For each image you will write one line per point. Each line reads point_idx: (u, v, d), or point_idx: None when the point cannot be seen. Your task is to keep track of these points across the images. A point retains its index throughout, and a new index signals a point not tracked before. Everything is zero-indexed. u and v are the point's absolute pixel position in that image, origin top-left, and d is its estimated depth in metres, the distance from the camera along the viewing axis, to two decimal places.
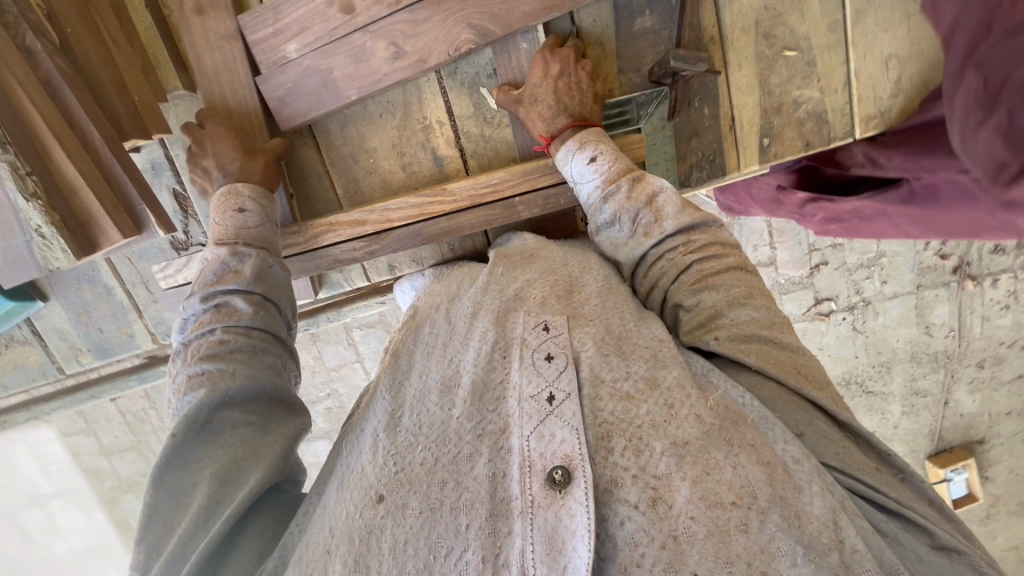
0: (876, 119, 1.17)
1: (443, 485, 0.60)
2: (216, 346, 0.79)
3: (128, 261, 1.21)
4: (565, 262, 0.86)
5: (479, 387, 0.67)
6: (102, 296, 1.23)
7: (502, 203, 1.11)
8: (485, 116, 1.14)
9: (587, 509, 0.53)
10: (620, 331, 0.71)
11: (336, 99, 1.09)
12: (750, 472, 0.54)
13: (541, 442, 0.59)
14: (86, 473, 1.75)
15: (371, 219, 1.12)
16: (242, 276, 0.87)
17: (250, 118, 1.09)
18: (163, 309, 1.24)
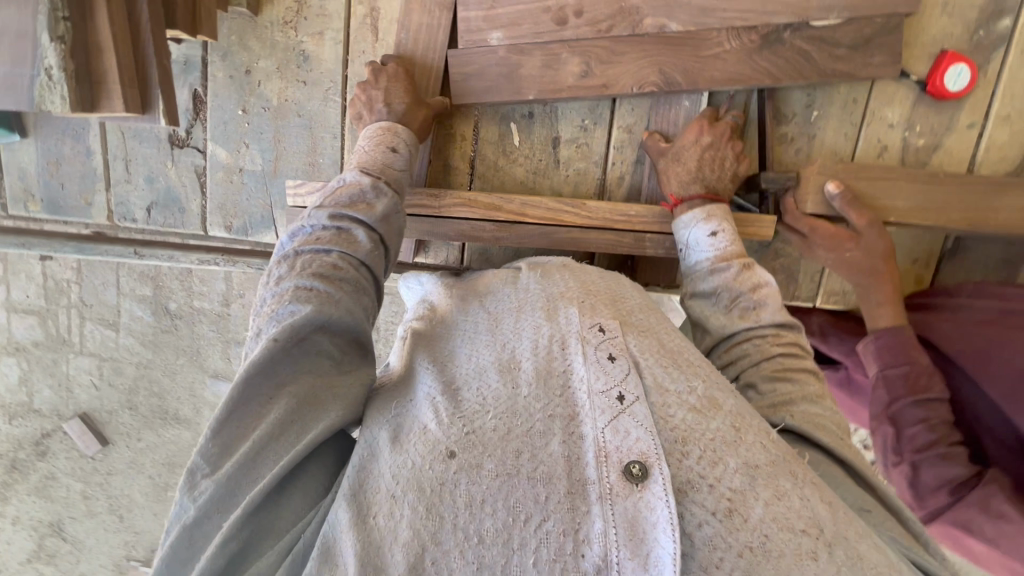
0: (837, 297, 1.27)
1: (518, 454, 0.62)
2: (329, 273, 0.78)
3: (120, 135, 1.21)
4: (603, 274, 0.87)
5: (542, 373, 0.68)
6: (79, 155, 1.21)
7: (631, 235, 1.09)
8: (505, 148, 1.20)
9: (668, 504, 0.57)
10: (673, 347, 0.74)
11: (512, 93, 1.11)
12: (817, 508, 0.60)
13: (618, 437, 0.62)
14: None
15: (508, 207, 1.08)
16: (368, 214, 0.87)
17: (428, 78, 1.12)
18: (132, 192, 1.23)
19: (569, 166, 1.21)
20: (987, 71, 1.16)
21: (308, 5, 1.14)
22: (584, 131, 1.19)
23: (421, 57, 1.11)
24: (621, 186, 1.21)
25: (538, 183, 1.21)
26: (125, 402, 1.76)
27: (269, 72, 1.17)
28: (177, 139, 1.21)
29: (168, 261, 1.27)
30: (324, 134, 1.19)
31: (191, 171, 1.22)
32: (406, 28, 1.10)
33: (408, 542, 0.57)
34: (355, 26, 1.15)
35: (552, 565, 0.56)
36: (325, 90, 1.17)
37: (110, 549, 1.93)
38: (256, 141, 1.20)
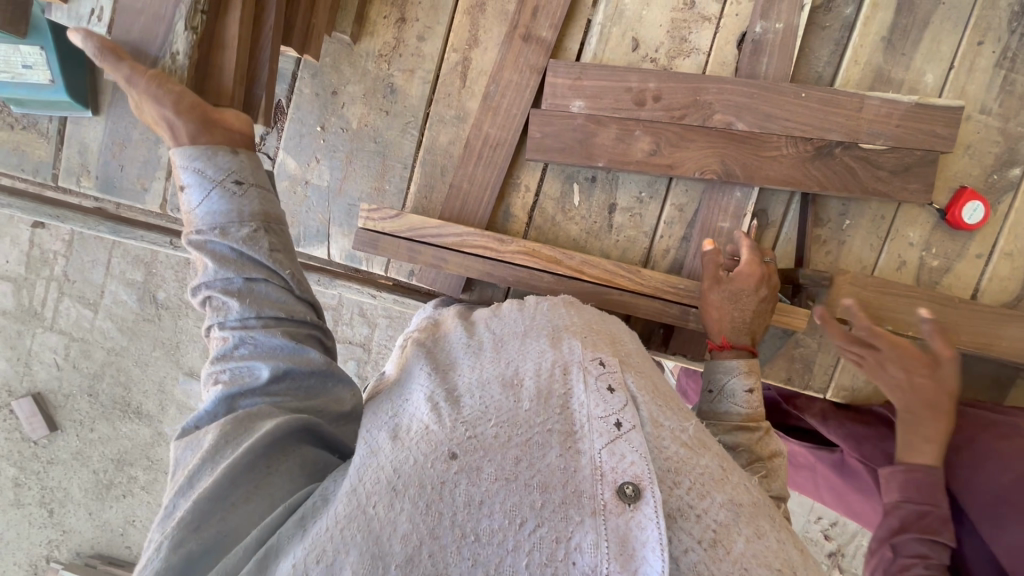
0: (845, 391, 1.34)
1: (517, 462, 0.61)
2: (220, 306, 0.78)
3: None
4: (602, 317, 0.86)
5: (543, 393, 0.67)
6: (147, 141, 1.22)
7: (679, 307, 1.16)
8: (564, 205, 1.27)
9: (658, 524, 0.58)
10: (666, 390, 0.75)
11: (584, 158, 1.19)
12: (789, 549, 0.62)
13: (613, 458, 0.62)
14: None
15: (567, 262, 1.15)
16: (235, 206, 0.79)
17: (508, 134, 1.19)
18: None
19: (621, 232, 1.28)
20: (996, 211, 1.30)
21: (405, 44, 1.21)
22: (640, 203, 1.27)
23: (505, 110, 1.18)
24: (666, 258, 1.28)
25: (588, 243, 1.27)
26: (87, 386, 1.98)
27: (354, 97, 1.22)
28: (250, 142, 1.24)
29: None
30: (395, 164, 1.24)
31: None
32: (497, 82, 1.17)
33: (406, 536, 0.56)
34: (445, 70, 1.21)
35: (543, 568, 0.55)
36: (405, 123, 1.23)
37: (34, 545, 2.13)
38: (328, 158, 1.24)
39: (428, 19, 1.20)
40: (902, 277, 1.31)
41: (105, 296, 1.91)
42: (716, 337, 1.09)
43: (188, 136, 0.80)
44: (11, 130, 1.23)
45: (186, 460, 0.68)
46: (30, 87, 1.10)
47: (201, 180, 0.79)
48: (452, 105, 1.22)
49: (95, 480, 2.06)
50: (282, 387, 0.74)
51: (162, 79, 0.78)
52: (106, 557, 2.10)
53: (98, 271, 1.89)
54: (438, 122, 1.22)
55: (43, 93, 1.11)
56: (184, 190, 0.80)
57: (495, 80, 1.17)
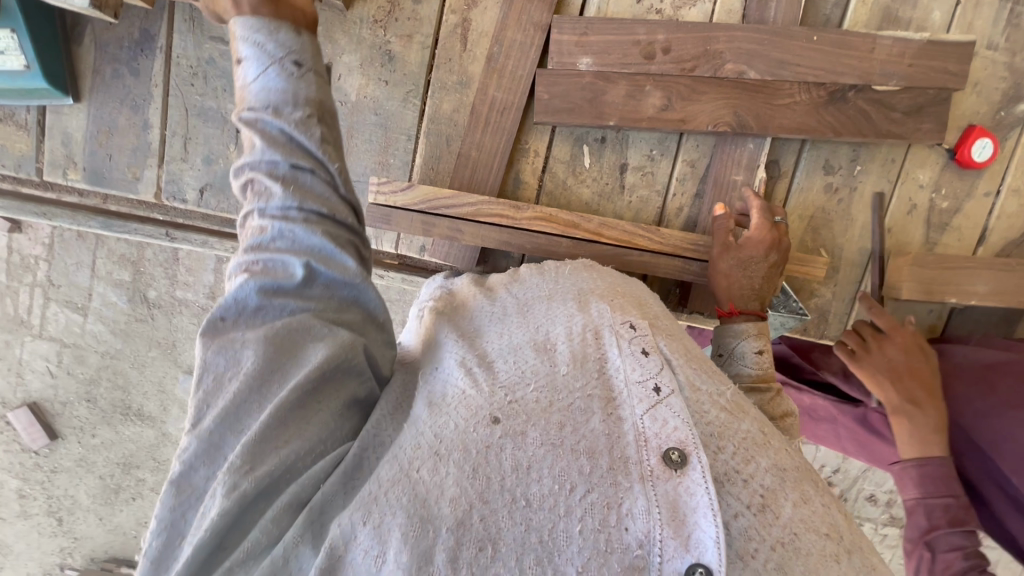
0: None
1: (561, 427, 0.58)
2: (261, 190, 0.69)
3: (183, 110, 1.15)
4: (626, 280, 0.83)
5: (578, 357, 0.64)
6: (135, 127, 1.15)
7: (700, 264, 1.15)
8: (575, 168, 1.24)
9: (708, 490, 0.54)
10: (700, 353, 0.70)
11: (593, 117, 1.16)
12: (833, 513, 0.58)
13: (656, 422, 0.58)
14: None
15: (586, 226, 1.13)
16: (292, 86, 0.70)
17: (513, 97, 1.15)
18: (187, 172, 1.17)
19: (633, 192, 1.26)
20: (1005, 148, 1.29)
21: (401, 7, 1.15)
22: (651, 161, 1.25)
23: (512, 71, 1.14)
24: (679, 217, 1.27)
25: (601, 206, 1.25)
26: (83, 393, 1.92)
27: (351, 67, 1.17)
28: None
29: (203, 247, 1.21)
30: (399, 136, 1.20)
31: None
32: (500, 44, 1.13)
33: (454, 499, 0.54)
34: (444, 33, 1.16)
35: (596, 535, 0.52)
36: (406, 92, 1.18)
37: (47, 553, 2.12)
38: None
39: None
40: (914, 221, 1.32)
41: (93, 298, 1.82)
42: (725, 305, 1.07)
43: (249, 4, 0.71)
44: None
45: (221, 367, 0.61)
46: (5, 74, 1.04)
47: (259, 53, 0.70)
48: (455, 70, 1.17)
49: (103, 485, 2.03)
50: (320, 293, 0.68)
51: None
52: (123, 560, 2.10)
53: (84, 274, 1.79)
54: (442, 88, 1.18)
55: (21, 80, 1.05)
56: (241, 62, 0.71)
57: (497, 41, 1.13)
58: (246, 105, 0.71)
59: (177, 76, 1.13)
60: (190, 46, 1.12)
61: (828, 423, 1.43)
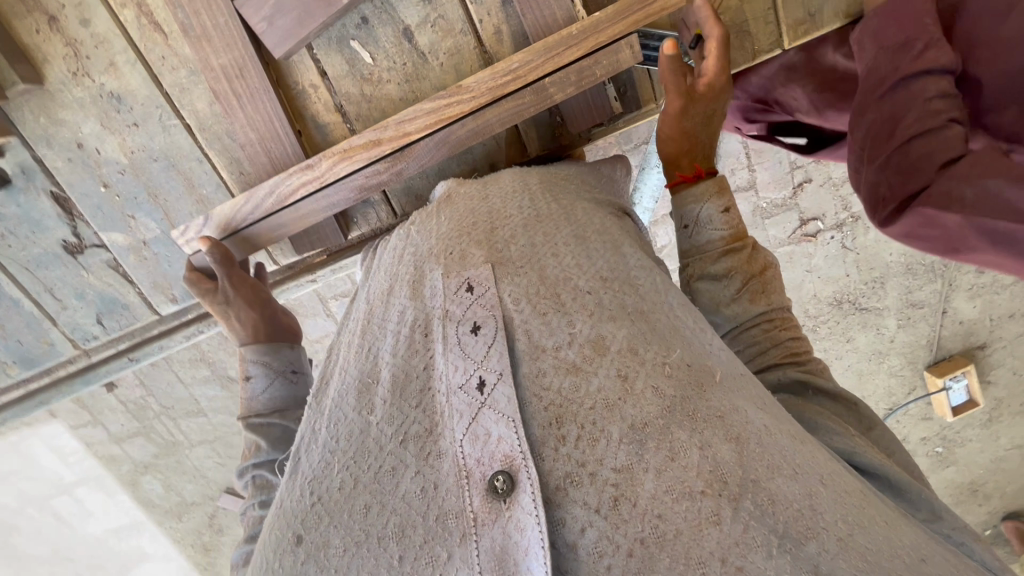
0: (806, 24, 1.03)
1: (367, 511, 0.54)
2: (262, 482, 0.87)
3: (28, 272, 1.17)
4: (484, 196, 0.73)
5: (398, 383, 0.59)
6: (11, 308, 1.20)
7: (529, 89, 0.93)
8: (362, 73, 1.04)
9: (538, 520, 0.48)
10: (554, 276, 0.61)
11: (322, 8, 0.94)
12: (718, 454, 0.49)
13: (477, 446, 0.52)
14: (102, 459, 1.90)
15: (387, 136, 0.97)
16: (292, 392, 0.95)
17: (239, 53, 0.98)
18: (78, 315, 1.22)
19: (438, 52, 1.03)
20: None
21: (79, 41, 1.00)
22: (429, 5, 1.00)
23: (215, 29, 0.97)
24: (503, 44, 1.02)
25: (416, 90, 1.04)
26: None
27: (97, 133, 1.06)
28: (73, 247, 1.15)
29: (161, 351, 1.30)
30: (190, 165, 1.09)
31: (107, 268, 1.18)
32: (181, 7, 0.96)
33: None
34: (137, 35, 1.00)
35: None
36: (158, 120, 1.05)
37: None
38: (137, 208, 1.12)
39: None
40: None
41: (201, 401, 1.82)
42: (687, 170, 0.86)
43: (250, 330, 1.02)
44: None
45: None
46: None
47: (266, 371, 0.95)
48: (177, 65, 1.02)
49: None
50: None
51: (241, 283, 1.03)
52: None
53: None
54: (182, 92, 1.03)
55: None
56: (248, 378, 0.95)
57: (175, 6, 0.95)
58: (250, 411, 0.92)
59: None
60: None
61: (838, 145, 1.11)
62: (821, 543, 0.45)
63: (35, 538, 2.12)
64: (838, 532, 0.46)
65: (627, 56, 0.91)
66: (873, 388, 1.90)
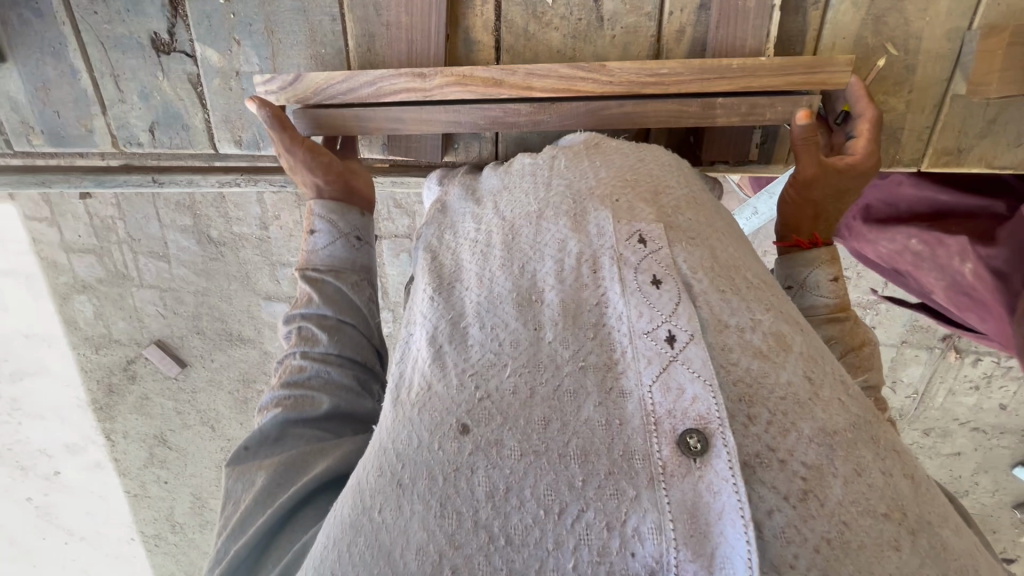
0: (950, 156, 1.06)
1: (546, 425, 0.47)
2: (308, 335, 0.79)
3: (101, 48, 1.07)
4: (642, 159, 0.66)
5: (571, 309, 0.52)
6: (65, 76, 1.09)
7: (699, 101, 0.90)
8: (535, 9, 0.99)
9: (736, 489, 0.43)
10: (726, 258, 0.57)
11: None
12: (898, 484, 0.46)
13: (669, 396, 0.46)
14: (43, 263, 1.72)
15: (511, 81, 0.91)
16: (350, 254, 0.85)
17: None
18: (132, 115, 1.12)
19: (617, 22, 0.99)
20: None
21: None
22: None
23: None
24: (680, 44, 0.99)
25: (577, 50, 1.00)
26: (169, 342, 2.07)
27: None
28: (161, 44, 1.06)
29: (190, 188, 1.24)
30: (321, 18, 1.01)
31: (185, 82, 1.09)
32: None
33: (422, 547, 0.46)
34: None
35: (595, 567, 0.43)
36: None
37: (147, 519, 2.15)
38: (247, 36, 1.04)
39: None
40: None
41: (169, 247, 1.69)
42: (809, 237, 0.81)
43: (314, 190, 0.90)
44: None
45: (238, 493, 0.69)
46: None
47: (332, 229, 0.85)
48: None
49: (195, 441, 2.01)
50: (339, 428, 0.74)
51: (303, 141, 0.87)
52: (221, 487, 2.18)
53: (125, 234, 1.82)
54: None
55: None
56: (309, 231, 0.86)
57: None
58: (307, 264, 0.84)
59: (76, 8, 1.04)
60: None
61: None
62: None
63: None
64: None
65: (801, 110, 0.89)
66: None
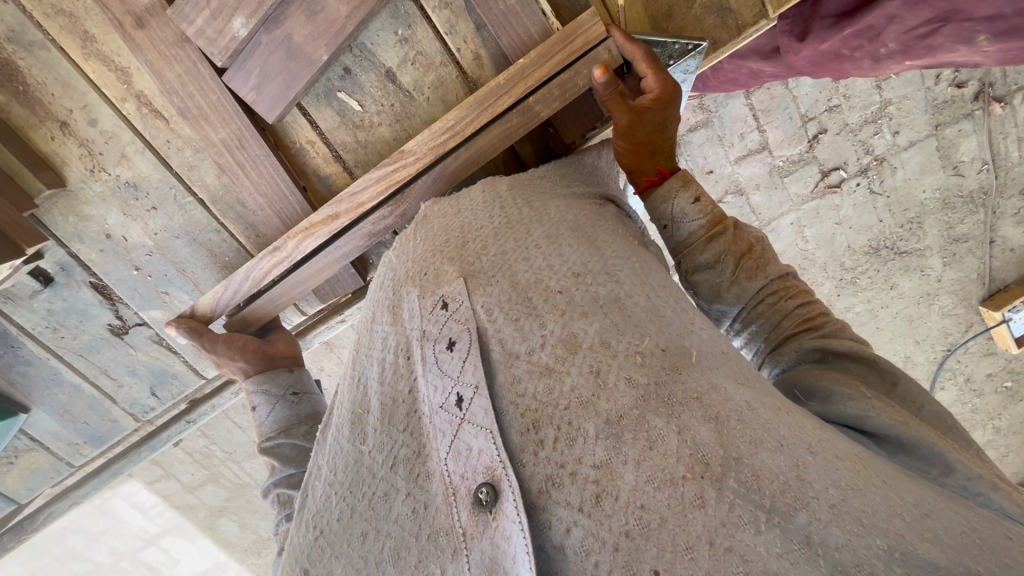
0: None
1: (364, 537, 0.54)
2: (285, 497, 0.93)
3: (82, 357, 1.25)
4: (456, 212, 0.67)
5: (387, 411, 0.57)
6: (73, 393, 1.28)
7: (517, 110, 0.93)
8: (352, 121, 1.05)
9: (522, 531, 0.46)
10: (526, 279, 0.57)
11: (306, 68, 0.97)
12: (696, 435, 0.46)
13: (460, 462, 0.50)
14: (180, 509, 1.99)
15: (343, 210, 1.02)
16: (292, 412, 1.01)
17: (236, 131, 1.02)
18: (134, 391, 1.30)
19: (422, 86, 1.03)
20: None
21: (91, 140, 1.06)
22: (406, 42, 1.00)
23: (209, 106, 1.01)
24: (484, 67, 1.01)
25: (407, 128, 1.05)
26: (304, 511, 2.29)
27: (122, 221, 1.12)
28: (119, 329, 1.23)
29: (217, 408, 1.45)
30: (209, 236, 1.14)
31: (152, 343, 1.25)
32: (175, 92, 1.00)
33: None
34: (140, 124, 1.05)
35: None
36: (173, 199, 1.11)
37: None
38: (169, 283, 1.18)
39: (76, 99, 1.03)
40: None
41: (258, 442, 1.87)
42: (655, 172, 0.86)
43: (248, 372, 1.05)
44: (13, 464, 1.34)
45: None
46: None
47: (268, 399, 1.01)
48: (181, 145, 1.07)
49: None
50: None
51: (229, 339, 1.06)
52: None
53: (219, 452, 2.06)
54: (191, 170, 1.08)
55: None
56: (254, 408, 1.02)
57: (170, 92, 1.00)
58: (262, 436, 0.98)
59: (47, 342, 1.22)
60: (31, 314, 1.18)
61: (871, 58, 1.11)
62: (813, 512, 0.43)
63: None
64: (829, 497, 0.43)
65: (603, 61, 0.90)
66: (927, 331, 1.84)
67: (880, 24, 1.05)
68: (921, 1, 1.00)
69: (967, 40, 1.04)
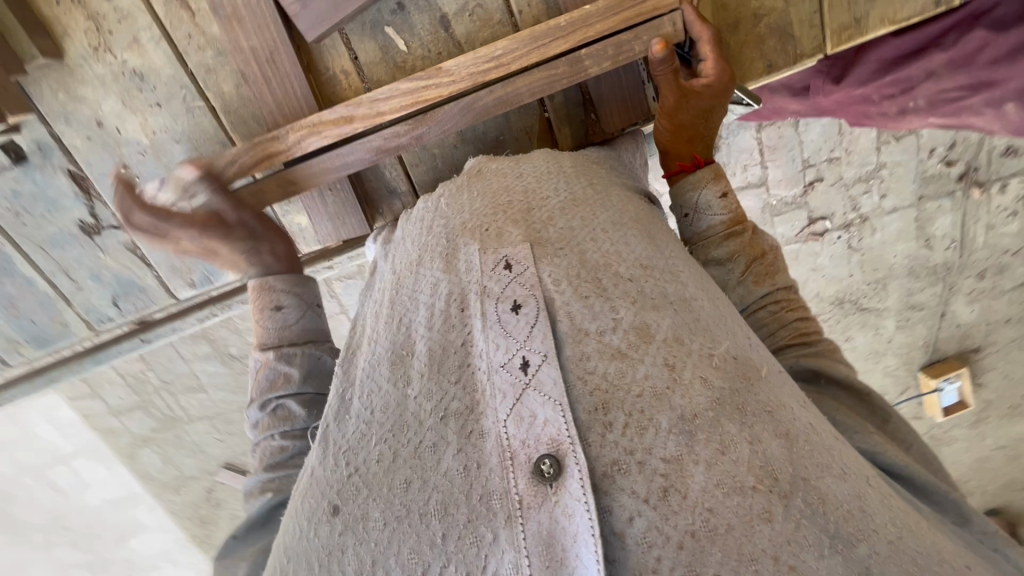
0: (850, 30, 1.03)
1: (406, 486, 0.51)
2: (286, 415, 0.82)
3: (42, 250, 1.14)
4: (518, 175, 0.65)
5: (436, 359, 0.55)
6: (24, 287, 1.17)
7: (567, 59, 0.90)
8: (395, 62, 1.00)
9: (587, 509, 0.46)
10: (594, 259, 0.57)
11: None
12: (768, 449, 0.48)
13: (522, 427, 0.49)
14: (101, 432, 1.86)
15: (360, 114, 0.95)
16: (313, 326, 0.90)
17: (271, 43, 0.95)
18: (94, 297, 1.20)
19: (475, 43, 0.98)
20: None
21: (103, 15, 0.97)
22: None
23: (247, 9, 0.93)
24: None
25: None
26: None
27: (119, 112, 1.02)
28: (91, 227, 1.12)
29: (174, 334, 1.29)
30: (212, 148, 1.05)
31: (125, 250, 1.16)
32: None
33: None
34: (163, 11, 0.97)
35: None
36: (182, 100, 1.02)
37: None
38: None
39: None
40: None
41: (201, 376, 1.77)
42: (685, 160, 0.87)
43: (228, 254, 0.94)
44: None
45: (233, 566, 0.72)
46: None
47: (300, 303, 0.89)
48: (204, 45, 0.98)
49: None
50: None
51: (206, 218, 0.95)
52: None
53: None
54: (208, 73, 1.00)
55: None
56: (281, 309, 0.89)
57: None
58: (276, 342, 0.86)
59: (6, 226, 1.11)
60: None
61: (899, 110, 1.11)
62: (873, 547, 0.45)
63: (30, 507, 2.09)
64: (888, 534, 0.46)
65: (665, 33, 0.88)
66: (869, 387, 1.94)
67: (919, 77, 1.07)
68: (965, 64, 1.04)
69: (995, 105, 1.06)
